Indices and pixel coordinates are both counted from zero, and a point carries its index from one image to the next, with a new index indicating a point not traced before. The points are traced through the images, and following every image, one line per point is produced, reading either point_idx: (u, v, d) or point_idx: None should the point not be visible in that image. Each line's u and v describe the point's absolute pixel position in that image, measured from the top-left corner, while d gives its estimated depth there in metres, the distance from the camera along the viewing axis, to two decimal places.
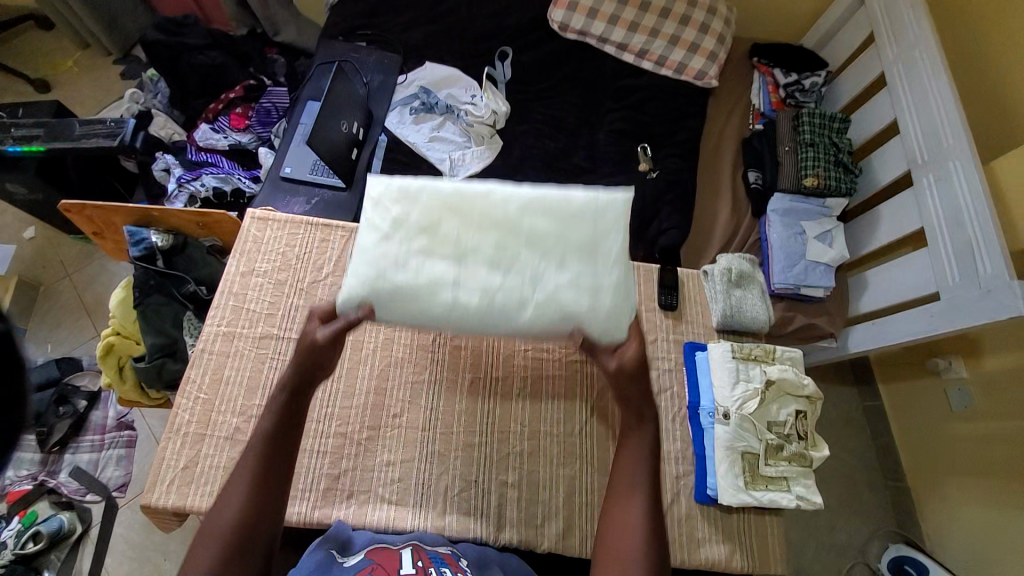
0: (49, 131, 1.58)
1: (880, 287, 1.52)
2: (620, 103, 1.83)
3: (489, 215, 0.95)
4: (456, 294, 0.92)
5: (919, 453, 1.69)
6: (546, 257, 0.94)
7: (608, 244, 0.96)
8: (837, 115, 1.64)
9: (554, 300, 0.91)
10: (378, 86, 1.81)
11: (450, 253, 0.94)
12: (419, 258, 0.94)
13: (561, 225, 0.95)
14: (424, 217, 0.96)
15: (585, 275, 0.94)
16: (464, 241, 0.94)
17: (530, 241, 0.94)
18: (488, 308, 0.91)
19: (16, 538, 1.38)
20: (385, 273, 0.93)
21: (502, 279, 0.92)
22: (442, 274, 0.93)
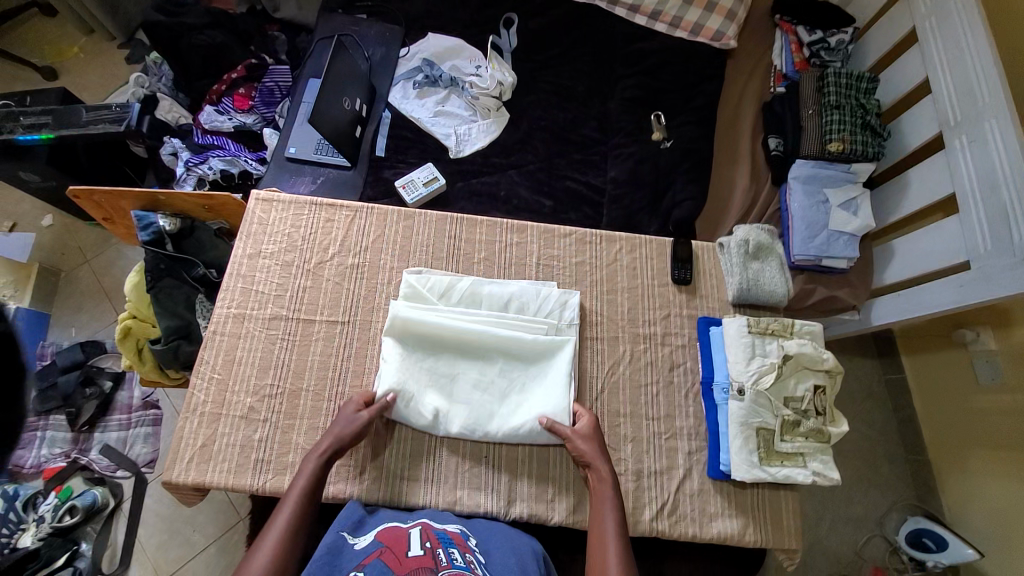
0: (57, 118, 1.57)
1: (906, 256, 1.44)
2: (632, 69, 1.74)
3: (473, 345, 1.10)
4: (447, 408, 1.06)
5: (942, 428, 1.65)
6: (514, 382, 1.10)
7: (560, 370, 1.10)
8: (865, 74, 1.53)
9: (525, 418, 1.05)
10: (380, 60, 1.76)
11: (442, 375, 1.09)
12: (427, 375, 1.08)
13: (523, 355, 1.11)
14: (426, 346, 1.10)
15: (540, 390, 1.08)
16: (456, 365, 1.10)
17: (502, 369, 1.10)
18: (470, 422, 1.05)
19: (53, 512, 1.44)
20: (406, 383, 1.06)
21: (481, 398, 1.08)
22: (438, 393, 1.07)
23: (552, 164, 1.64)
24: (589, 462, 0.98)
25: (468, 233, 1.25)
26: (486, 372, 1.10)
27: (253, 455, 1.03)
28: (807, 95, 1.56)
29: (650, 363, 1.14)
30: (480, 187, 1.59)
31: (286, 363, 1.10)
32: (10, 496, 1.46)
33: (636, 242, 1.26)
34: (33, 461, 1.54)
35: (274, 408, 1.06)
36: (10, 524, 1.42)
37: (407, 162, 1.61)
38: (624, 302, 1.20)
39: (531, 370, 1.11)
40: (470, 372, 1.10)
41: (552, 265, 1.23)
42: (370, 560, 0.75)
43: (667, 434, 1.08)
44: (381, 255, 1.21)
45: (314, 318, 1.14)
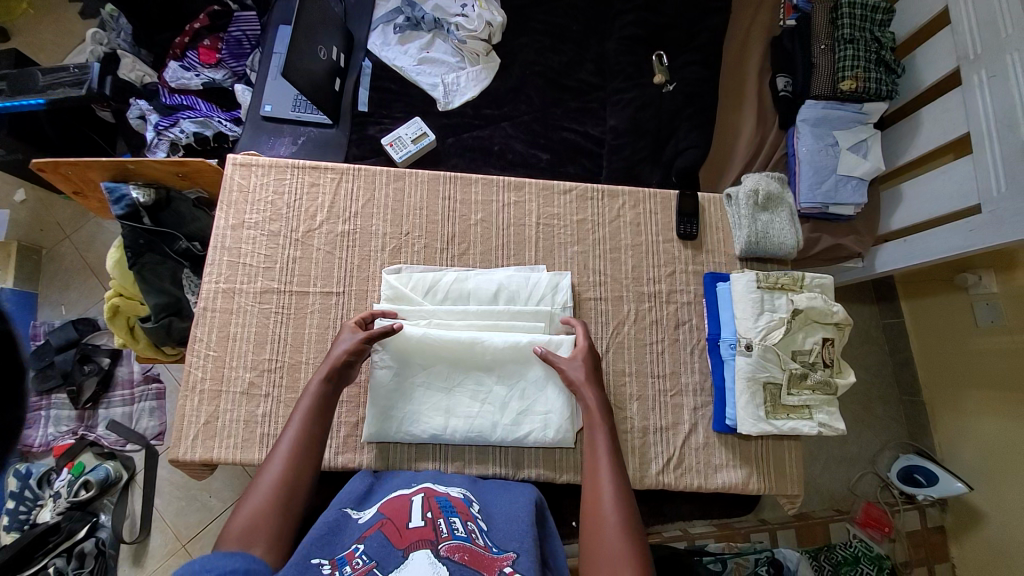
0: (13, 83, 1.43)
1: (916, 200, 1.39)
2: (631, 3, 1.60)
3: (470, 354, 1.04)
4: (446, 422, 1.02)
5: (938, 369, 1.67)
6: (514, 389, 1.05)
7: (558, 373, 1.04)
8: (881, 2, 1.40)
9: (524, 428, 1.03)
10: (356, 2, 1.60)
11: (438, 389, 1.04)
12: (421, 389, 1.04)
13: (521, 360, 1.05)
14: (419, 361, 1.04)
15: (540, 400, 1.04)
16: (452, 377, 1.05)
17: (500, 377, 1.05)
18: (470, 432, 1.02)
19: (69, 487, 1.47)
20: (395, 403, 1.02)
21: (481, 409, 1.04)
22: (435, 404, 1.03)
23: (548, 114, 1.54)
24: (577, 389, 0.95)
25: (463, 193, 1.18)
26: (483, 383, 1.05)
27: (258, 429, 1.02)
28: (819, 29, 1.44)
29: (656, 322, 1.12)
30: (473, 142, 1.50)
31: (283, 337, 1.07)
32: (23, 475, 1.50)
33: (640, 197, 1.20)
34: (43, 439, 1.56)
35: (275, 382, 1.05)
36: (27, 501, 1.48)
37: (393, 117, 1.51)
38: (627, 260, 1.16)
39: (529, 376, 1.05)
40: (467, 379, 1.05)
41: (552, 224, 1.18)
42: (370, 533, 0.75)
43: (672, 391, 1.08)
44: (372, 221, 1.15)
45: (308, 289, 1.10)
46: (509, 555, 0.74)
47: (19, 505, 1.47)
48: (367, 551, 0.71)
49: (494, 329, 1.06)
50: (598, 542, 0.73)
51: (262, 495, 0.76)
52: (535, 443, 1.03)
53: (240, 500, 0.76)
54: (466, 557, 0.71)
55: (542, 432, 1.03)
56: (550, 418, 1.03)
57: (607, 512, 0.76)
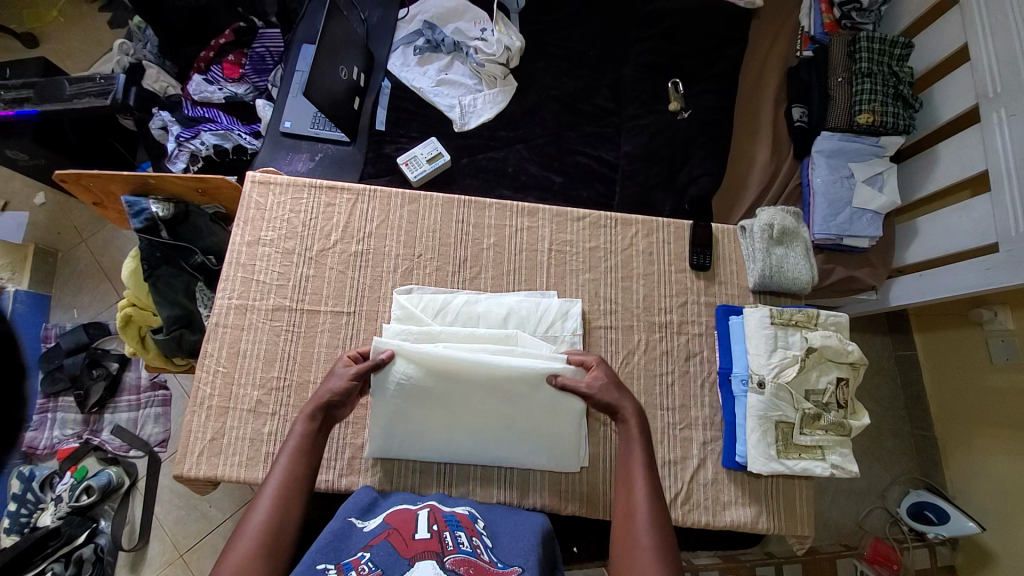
0: (40, 91, 1.47)
1: (930, 235, 1.38)
2: (649, 31, 1.62)
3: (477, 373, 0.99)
4: (449, 439, 1.02)
5: (950, 405, 1.64)
6: (518, 414, 1.02)
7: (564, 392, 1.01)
8: (901, 38, 1.40)
9: (530, 455, 1.03)
10: (377, 23, 1.64)
11: (441, 405, 1.01)
12: (421, 403, 1.00)
13: (530, 384, 1.00)
14: (419, 376, 0.99)
15: (546, 431, 1.02)
16: (454, 394, 1.00)
17: (507, 397, 1.01)
18: (474, 451, 1.02)
19: (71, 492, 1.48)
20: (396, 417, 1.00)
21: (485, 427, 1.02)
22: (438, 418, 1.01)
23: (562, 138, 1.56)
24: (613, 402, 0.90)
25: (477, 217, 1.19)
26: (490, 399, 1.01)
27: (263, 448, 1.02)
28: (836, 62, 1.45)
29: (666, 353, 1.11)
30: (487, 163, 1.51)
31: (293, 356, 1.07)
32: (27, 476, 1.50)
33: (653, 225, 1.20)
34: (47, 442, 1.57)
35: (282, 401, 1.05)
36: (29, 504, 1.47)
37: (409, 136, 1.53)
38: (639, 289, 1.15)
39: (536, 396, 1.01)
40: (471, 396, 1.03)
41: (565, 250, 1.18)
42: (377, 541, 0.75)
43: (681, 424, 1.06)
44: (386, 241, 1.16)
45: (319, 308, 1.11)
46: (514, 569, 0.74)
47: (21, 507, 1.46)
48: (373, 558, 0.70)
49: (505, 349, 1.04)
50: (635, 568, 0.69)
51: (247, 542, 0.69)
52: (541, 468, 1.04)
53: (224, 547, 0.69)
54: (471, 570, 0.70)
55: (548, 460, 1.03)
56: (558, 448, 1.03)
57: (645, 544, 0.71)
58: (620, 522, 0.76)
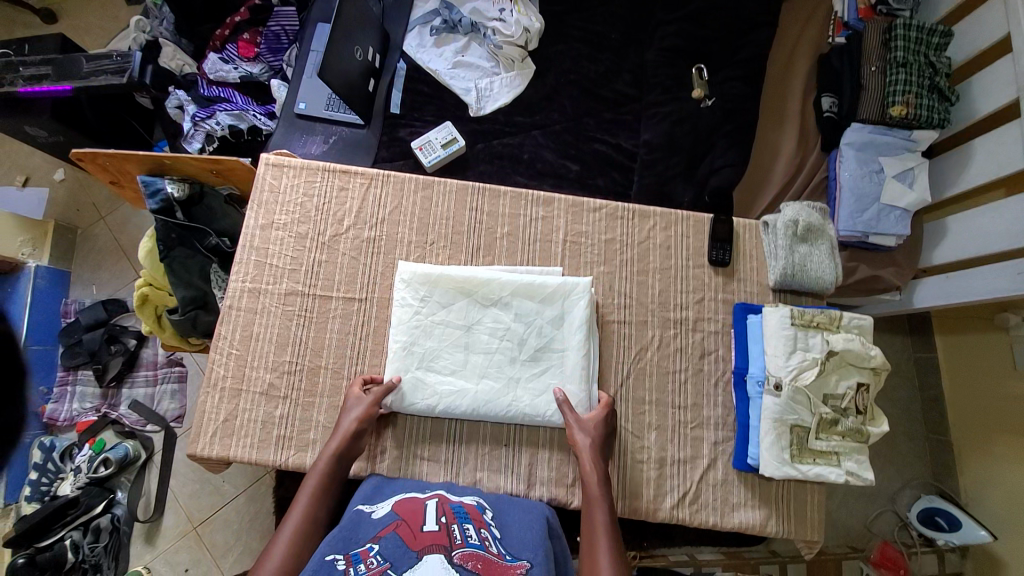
0: (58, 69, 1.47)
1: (962, 237, 1.32)
2: (674, 13, 1.55)
3: (488, 296, 1.07)
4: (457, 384, 1.04)
5: (970, 410, 1.59)
6: (523, 347, 1.06)
7: (574, 315, 1.06)
8: (939, 26, 1.33)
9: (534, 401, 1.02)
10: (394, 2, 1.60)
11: (457, 326, 1.07)
12: (439, 324, 1.06)
13: (538, 301, 1.07)
14: (440, 295, 1.07)
15: (551, 372, 1.04)
16: (470, 315, 1.07)
17: (516, 316, 1.07)
18: (482, 398, 1.02)
19: (89, 463, 1.52)
20: (416, 339, 1.05)
21: (495, 363, 1.05)
22: (455, 342, 1.06)
23: (580, 125, 1.51)
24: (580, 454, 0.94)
25: (491, 206, 1.17)
26: (502, 320, 1.07)
27: (275, 430, 1.03)
28: (870, 49, 1.38)
29: (680, 350, 1.09)
30: (503, 149, 1.48)
31: (304, 340, 1.08)
32: (48, 447, 1.56)
33: (672, 218, 1.16)
34: (67, 414, 1.61)
35: (294, 385, 1.05)
36: (50, 473, 1.54)
37: (424, 120, 1.50)
38: (655, 284, 1.12)
39: (549, 321, 1.06)
40: (489, 338, 1.06)
41: (579, 242, 1.15)
42: (386, 533, 0.76)
43: (693, 423, 1.05)
44: (398, 228, 1.15)
45: (331, 294, 1.10)
46: (522, 563, 0.75)
47: (41, 476, 1.53)
48: (382, 551, 0.71)
49: (529, 289, 1.07)
50: None
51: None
52: (545, 421, 1.02)
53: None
54: (479, 564, 0.70)
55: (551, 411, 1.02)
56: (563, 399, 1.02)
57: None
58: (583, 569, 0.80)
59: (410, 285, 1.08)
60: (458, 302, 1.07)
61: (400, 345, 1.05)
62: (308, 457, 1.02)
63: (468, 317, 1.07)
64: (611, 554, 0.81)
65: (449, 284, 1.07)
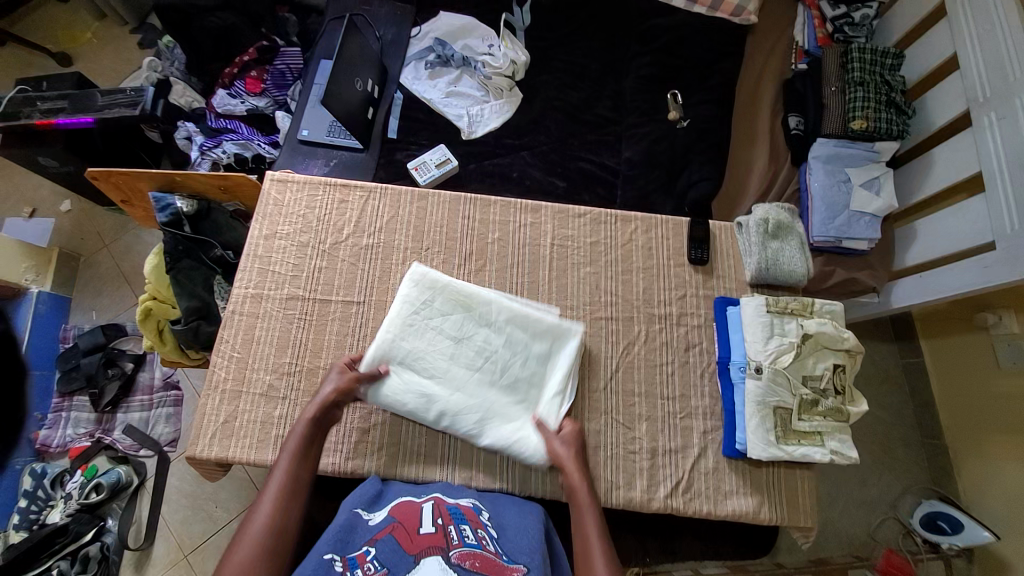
0: (74, 103, 1.59)
1: (929, 237, 1.40)
2: (648, 46, 1.70)
3: (487, 316, 1.12)
4: (433, 391, 1.06)
5: (959, 409, 1.62)
6: (506, 376, 1.08)
7: (561, 355, 1.10)
8: (891, 50, 1.47)
9: (492, 425, 1.04)
10: (392, 41, 1.74)
11: (449, 334, 1.11)
12: (432, 329, 1.11)
13: (528, 336, 1.10)
14: (442, 304, 1.12)
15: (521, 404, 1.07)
16: (464, 329, 1.11)
17: (507, 341, 1.10)
18: (450, 409, 1.04)
19: (81, 488, 1.50)
20: (401, 338, 1.09)
21: (471, 377, 1.08)
22: (441, 349, 1.10)
23: (566, 145, 1.62)
24: (564, 466, 0.95)
25: (482, 214, 1.24)
26: (492, 343, 1.10)
27: (273, 431, 1.05)
28: (829, 73, 1.51)
29: (666, 344, 1.13)
30: (494, 168, 1.58)
31: (304, 342, 1.12)
32: (39, 473, 1.54)
33: (652, 222, 1.24)
34: (60, 440, 1.61)
35: (293, 385, 1.08)
36: (39, 501, 1.51)
37: (419, 144, 1.61)
38: (639, 282, 1.19)
39: (536, 355, 1.10)
40: (472, 357, 1.09)
41: (566, 245, 1.22)
42: (382, 535, 0.77)
43: (682, 413, 1.08)
44: (395, 236, 1.21)
45: (331, 298, 1.15)
46: (519, 566, 0.77)
47: (30, 504, 1.50)
48: (379, 555, 0.73)
49: (523, 319, 1.11)
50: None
51: (250, 545, 0.78)
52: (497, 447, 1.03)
53: (226, 554, 0.79)
54: (477, 564, 0.73)
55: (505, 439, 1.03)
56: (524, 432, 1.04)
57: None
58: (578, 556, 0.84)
59: (417, 285, 1.13)
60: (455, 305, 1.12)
61: (387, 345, 1.08)
62: None
63: (464, 318, 1.12)
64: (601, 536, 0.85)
65: (453, 296, 1.13)
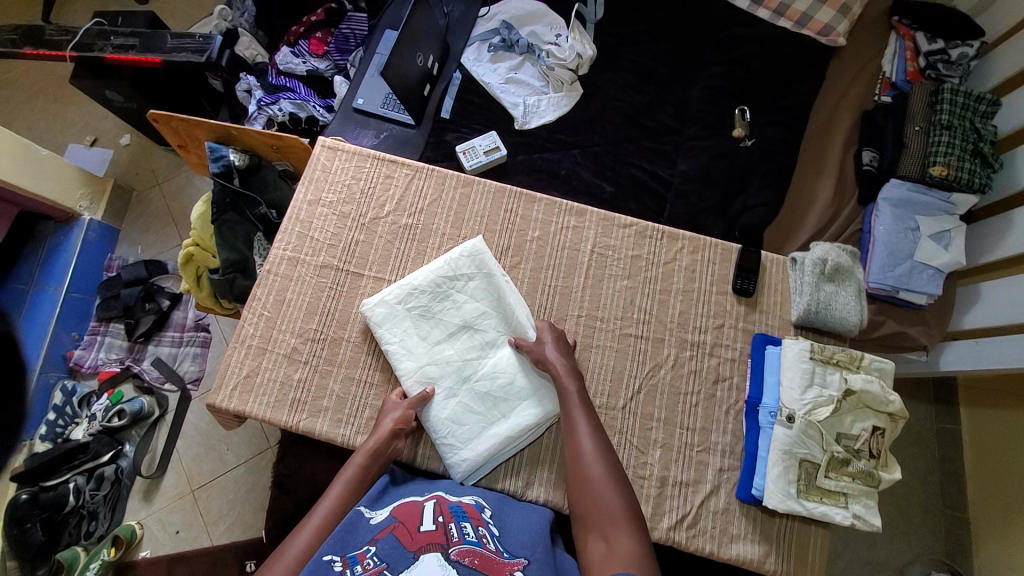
0: (144, 41, 1.61)
1: (996, 303, 1.30)
2: (722, 56, 1.62)
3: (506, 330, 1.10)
4: (414, 351, 1.07)
5: (992, 488, 1.51)
6: (490, 386, 1.06)
7: (541, 397, 1.05)
8: (987, 95, 1.37)
9: (451, 411, 1.04)
10: (458, 18, 1.71)
11: (471, 308, 1.11)
12: (453, 297, 1.11)
13: (513, 365, 1.07)
14: (482, 292, 1.11)
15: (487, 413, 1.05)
16: (480, 317, 1.10)
17: (502, 356, 1.08)
18: (420, 367, 1.06)
19: (105, 411, 1.57)
20: (411, 294, 1.10)
21: (455, 354, 1.08)
22: (451, 321, 1.10)
23: (619, 149, 1.57)
24: (551, 363, 1.02)
25: (526, 210, 1.21)
26: (488, 348, 1.09)
27: (291, 393, 1.07)
28: (915, 109, 1.41)
29: (694, 372, 1.09)
30: (542, 163, 1.54)
31: (332, 312, 1.12)
32: (68, 391, 1.63)
33: (699, 244, 1.19)
34: (92, 362, 1.68)
35: (316, 352, 1.10)
36: (66, 417, 1.60)
37: (471, 127, 1.58)
38: (676, 304, 1.14)
39: (517, 382, 1.06)
40: (457, 352, 1.08)
41: (606, 254, 1.18)
42: (382, 535, 0.78)
43: (699, 446, 1.04)
44: (435, 219, 1.20)
45: (363, 272, 1.15)
46: (520, 561, 0.77)
47: (58, 418, 1.59)
48: (379, 552, 0.74)
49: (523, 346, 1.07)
50: (592, 495, 0.85)
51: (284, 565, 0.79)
52: (438, 431, 1.03)
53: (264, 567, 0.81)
54: (476, 561, 0.73)
55: (455, 431, 1.03)
56: (478, 438, 1.03)
57: (595, 472, 0.87)
58: (572, 459, 0.91)
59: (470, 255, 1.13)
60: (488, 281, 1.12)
61: (396, 304, 1.09)
62: (318, 422, 1.06)
63: (493, 295, 1.11)
64: (591, 435, 0.92)
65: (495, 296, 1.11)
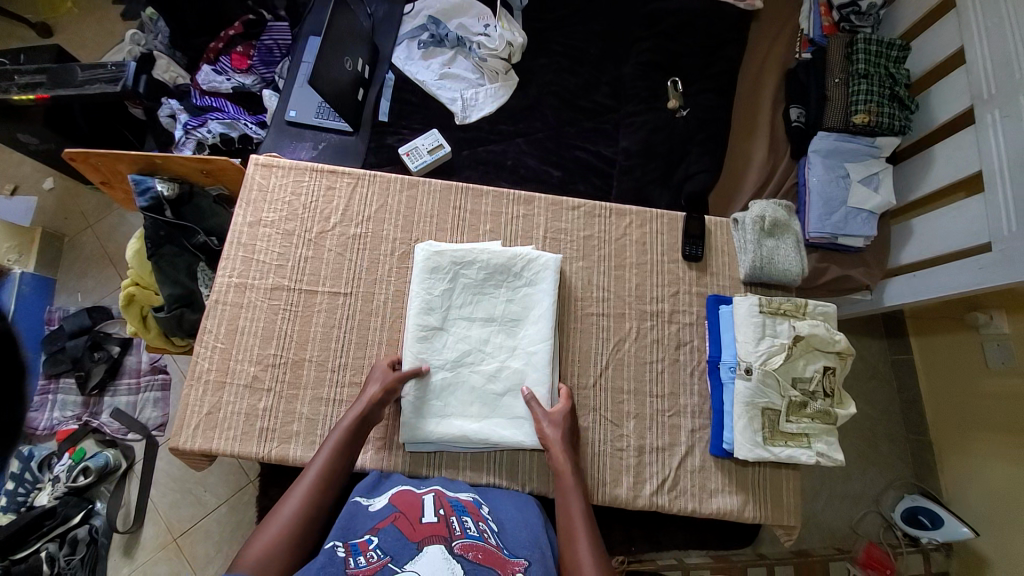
0: (53, 78, 1.50)
1: (926, 236, 1.38)
2: (650, 31, 1.65)
3: (536, 336, 1.07)
4: (447, 312, 1.08)
5: (945, 407, 1.63)
6: (487, 375, 1.06)
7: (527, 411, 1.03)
8: (897, 41, 1.43)
9: (437, 390, 1.04)
10: (383, 17, 1.67)
11: (503, 297, 1.10)
12: (490, 282, 1.11)
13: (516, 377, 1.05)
14: (518, 304, 1.10)
15: (463, 399, 1.04)
16: (519, 314, 1.09)
17: (518, 357, 1.07)
18: (442, 322, 1.08)
19: (68, 472, 1.49)
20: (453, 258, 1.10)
21: (478, 331, 1.08)
22: (495, 304, 1.10)
23: (562, 133, 1.58)
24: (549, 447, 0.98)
25: (475, 204, 1.21)
26: (507, 342, 1.08)
27: (257, 423, 1.04)
28: (834, 63, 1.47)
29: (657, 341, 1.13)
30: (488, 155, 1.54)
31: (289, 333, 1.10)
32: (26, 456, 1.52)
33: (647, 216, 1.22)
34: (48, 423, 1.58)
35: (277, 377, 1.07)
36: (26, 484, 1.49)
37: (411, 128, 1.56)
38: (632, 278, 1.17)
39: (505, 403, 1.04)
40: (478, 336, 1.08)
41: (560, 238, 1.20)
42: (384, 525, 0.78)
43: (670, 411, 1.08)
44: (384, 225, 1.18)
45: (317, 289, 1.13)
46: (521, 561, 0.77)
47: (18, 486, 1.48)
48: (382, 544, 0.74)
49: (540, 351, 1.06)
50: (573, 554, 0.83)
51: (276, 529, 0.80)
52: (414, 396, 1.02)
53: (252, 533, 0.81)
54: (480, 556, 0.74)
55: (432, 403, 1.03)
56: (441, 421, 1.02)
57: (579, 530, 0.86)
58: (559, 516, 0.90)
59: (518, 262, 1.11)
60: (532, 289, 1.11)
61: (430, 266, 1.10)
62: (291, 448, 1.03)
63: (531, 307, 1.10)
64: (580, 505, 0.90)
65: (518, 286, 1.10)
